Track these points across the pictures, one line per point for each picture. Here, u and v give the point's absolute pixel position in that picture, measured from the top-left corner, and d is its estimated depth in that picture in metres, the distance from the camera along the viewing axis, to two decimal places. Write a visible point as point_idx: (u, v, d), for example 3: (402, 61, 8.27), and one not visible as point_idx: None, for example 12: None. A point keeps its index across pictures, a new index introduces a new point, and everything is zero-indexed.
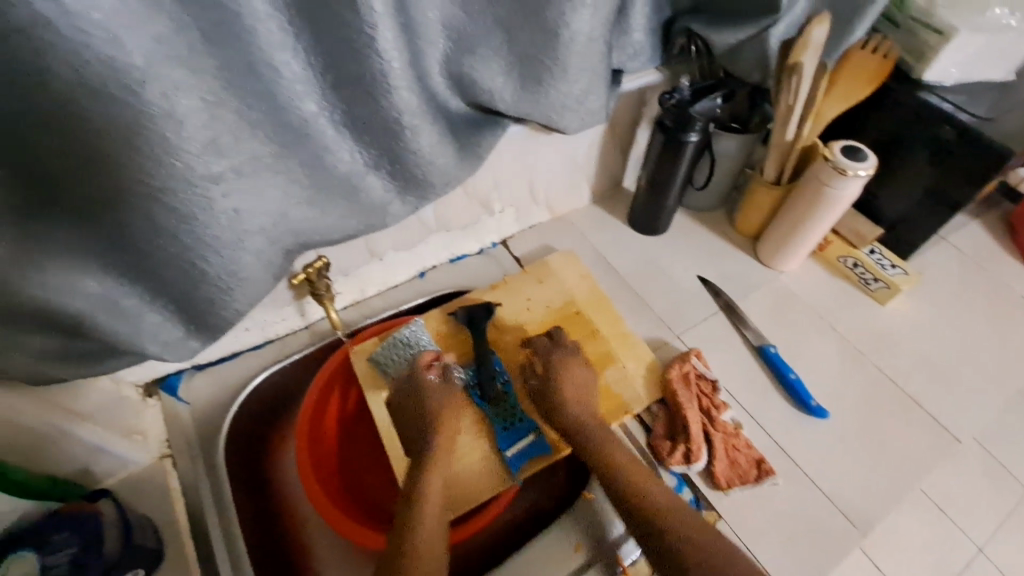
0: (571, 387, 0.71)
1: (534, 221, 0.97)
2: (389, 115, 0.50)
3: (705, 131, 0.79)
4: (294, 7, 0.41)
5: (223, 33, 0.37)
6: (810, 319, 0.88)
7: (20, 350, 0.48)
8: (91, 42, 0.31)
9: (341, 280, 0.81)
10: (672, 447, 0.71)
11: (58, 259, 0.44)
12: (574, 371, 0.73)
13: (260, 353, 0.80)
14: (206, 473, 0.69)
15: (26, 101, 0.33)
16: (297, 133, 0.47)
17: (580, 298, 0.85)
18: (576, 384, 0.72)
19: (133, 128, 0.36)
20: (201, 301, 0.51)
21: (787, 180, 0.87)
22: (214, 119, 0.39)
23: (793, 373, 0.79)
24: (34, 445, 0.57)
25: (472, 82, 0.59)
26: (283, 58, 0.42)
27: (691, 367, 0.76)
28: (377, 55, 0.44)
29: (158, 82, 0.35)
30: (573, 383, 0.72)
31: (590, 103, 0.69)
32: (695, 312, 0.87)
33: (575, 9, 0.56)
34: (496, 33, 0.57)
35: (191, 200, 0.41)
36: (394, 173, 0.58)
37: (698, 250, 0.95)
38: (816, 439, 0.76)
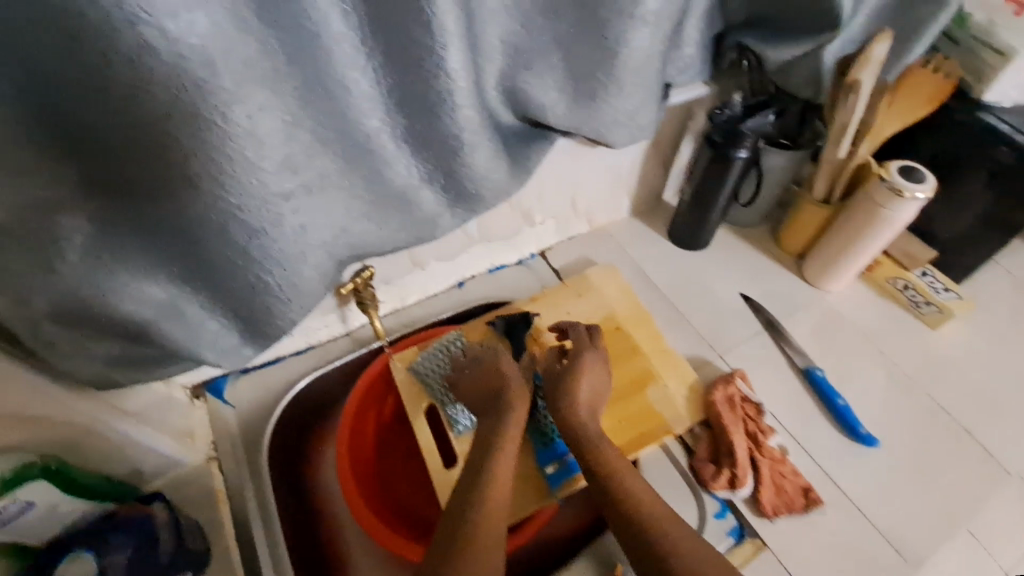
0: (591, 389, 0.68)
1: (572, 232, 0.96)
2: (450, 132, 0.50)
3: (755, 148, 0.78)
4: (370, 28, 0.41)
5: (304, 55, 0.38)
6: (857, 342, 0.86)
7: (89, 355, 0.49)
8: (187, 67, 0.32)
9: (383, 288, 0.82)
10: (716, 471, 0.70)
11: (130, 269, 0.45)
12: (595, 371, 0.70)
13: (303, 358, 0.81)
14: (252, 478, 0.72)
15: (122, 123, 0.35)
16: (363, 149, 0.47)
17: (620, 313, 0.84)
18: (597, 385, 0.69)
19: (217, 148, 0.36)
20: (260, 312, 0.52)
21: (838, 199, 0.84)
22: (290, 138, 0.40)
23: (841, 400, 0.77)
24: (89, 447, 0.58)
25: (527, 97, 0.59)
26: (353, 77, 0.43)
27: (736, 390, 0.74)
28: (444, 74, 0.44)
29: (244, 104, 0.35)
30: (593, 385, 0.69)
31: (641, 119, 0.67)
32: (738, 331, 0.85)
33: (633, 25, 0.55)
34: (553, 49, 0.56)
35: (264, 216, 0.42)
36: (448, 187, 0.57)
37: (740, 267, 0.93)
38: (864, 467, 0.74)
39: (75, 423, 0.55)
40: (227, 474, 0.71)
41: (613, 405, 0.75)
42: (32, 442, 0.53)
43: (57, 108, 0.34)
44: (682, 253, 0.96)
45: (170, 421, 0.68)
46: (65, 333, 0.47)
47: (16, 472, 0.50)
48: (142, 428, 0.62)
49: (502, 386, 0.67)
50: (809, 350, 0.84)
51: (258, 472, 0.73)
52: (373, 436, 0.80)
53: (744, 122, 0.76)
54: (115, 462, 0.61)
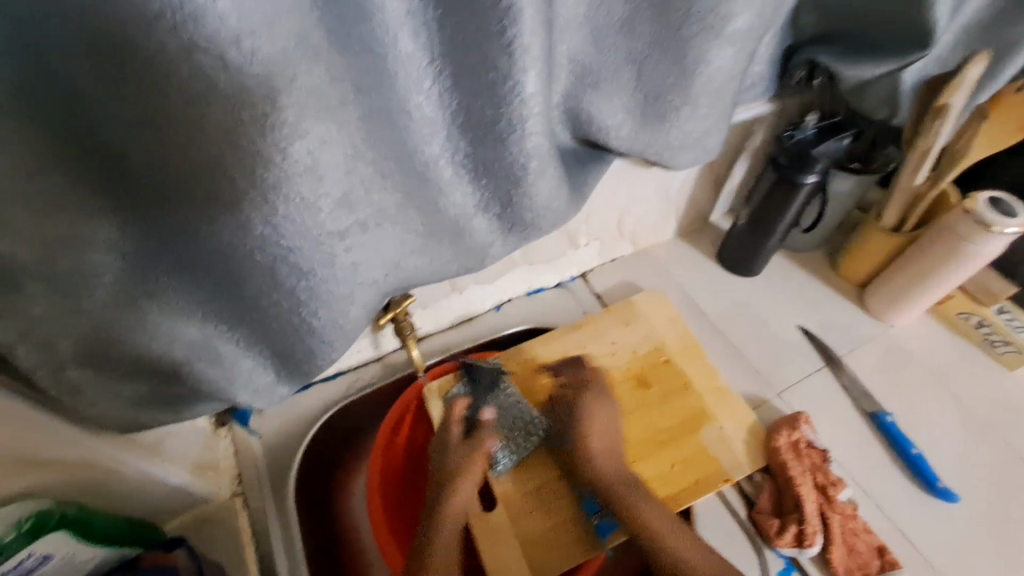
0: (603, 437, 0.68)
1: (616, 254, 0.90)
2: (516, 161, 0.45)
3: (825, 173, 0.72)
4: (442, 49, 0.37)
5: (369, 79, 0.34)
6: (925, 382, 0.79)
7: (115, 397, 0.45)
8: (250, 96, 0.28)
9: (418, 312, 0.77)
10: (782, 527, 0.64)
11: (164, 307, 0.40)
12: (602, 417, 0.69)
13: (333, 383, 0.76)
14: (279, 517, 0.66)
15: (171, 157, 0.31)
16: (420, 177, 0.43)
17: (671, 346, 0.78)
18: (607, 432, 0.69)
19: (272, 185, 0.32)
20: (300, 352, 0.47)
21: (909, 229, 0.78)
22: (350, 172, 0.35)
23: (915, 449, 0.72)
24: (105, 490, 0.53)
25: (591, 119, 0.53)
26: (416, 100, 0.38)
27: (801, 436, 0.69)
28: (518, 99, 0.39)
29: (305, 139, 0.31)
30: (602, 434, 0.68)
31: (710, 143, 0.61)
32: (796, 368, 0.80)
33: (715, 42, 0.50)
34: (625, 67, 0.51)
35: (316, 256, 0.38)
36: (504, 217, 0.51)
37: (796, 296, 0.87)
38: (938, 524, 0.68)
39: (96, 463, 0.50)
40: (253, 510, 0.66)
41: (663, 449, 0.69)
42: (50, 487, 0.49)
43: (102, 138, 0.31)
44: (732, 279, 0.90)
45: (193, 453, 0.62)
46: (90, 375, 0.42)
47: (35, 519, 0.46)
48: (167, 465, 0.57)
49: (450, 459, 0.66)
50: (874, 389, 0.78)
51: (285, 510, 0.67)
52: (401, 467, 0.74)
53: (815, 146, 0.70)
54: (137, 501, 0.57)
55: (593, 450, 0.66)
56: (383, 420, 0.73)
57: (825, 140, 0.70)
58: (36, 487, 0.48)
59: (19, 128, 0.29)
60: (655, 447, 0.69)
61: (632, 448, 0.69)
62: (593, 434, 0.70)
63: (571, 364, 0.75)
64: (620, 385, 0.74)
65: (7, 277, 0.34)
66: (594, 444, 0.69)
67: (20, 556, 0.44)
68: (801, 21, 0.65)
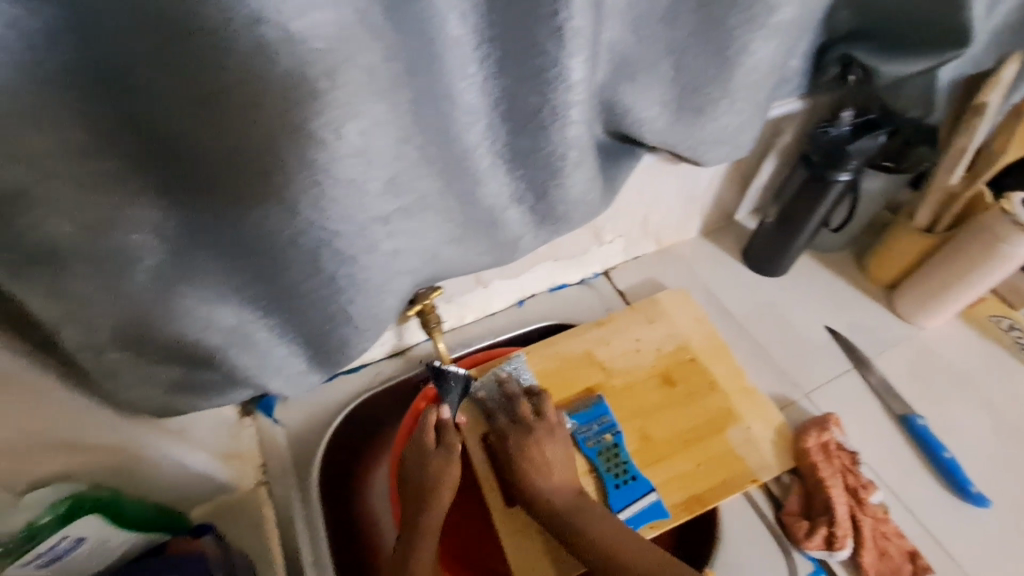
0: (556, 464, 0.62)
1: (639, 252, 0.89)
2: (555, 151, 0.44)
3: (859, 171, 0.70)
4: (491, 33, 0.36)
5: (419, 62, 0.34)
6: (955, 385, 0.78)
7: (149, 382, 0.45)
8: (309, 74, 0.28)
9: (442, 306, 0.77)
10: (810, 529, 0.63)
11: (202, 291, 0.40)
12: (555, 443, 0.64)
13: (356, 376, 0.75)
14: (303, 508, 0.66)
15: (223, 137, 0.31)
16: (459, 167, 0.42)
17: (696, 344, 0.77)
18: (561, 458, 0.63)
19: (321, 166, 0.32)
20: (333, 340, 0.46)
21: (943, 229, 0.77)
22: (399, 157, 0.36)
23: (947, 453, 0.70)
24: (135, 476, 0.53)
25: (625, 111, 0.52)
26: (460, 87, 0.38)
27: (831, 438, 0.68)
28: (562, 87, 0.39)
29: (359, 121, 0.31)
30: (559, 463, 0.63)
31: (743, 138, 0.60)
32: (824, 369, 0.79)
33: (758, 33, 0.49)
34: (664, 58, 0.50)
35: (360, 242, 0.38)
36: (537, 209, 0.51)
37: (823, 297, 0.86)
38: (970, 529, 0.67)
39: (127, 447, 0.50)
40: (277, 499, 0.67)
41: (688, 448, 0.68)
42: (84, 471, 0.49)
43: (154, 120, 0.31)
44: (758, 279, 0.88)
45: (221, 441, 0.61)
46: (128, 358, 0.42)
47: (68, 503, 0.47)
48: (196, 452, 0.57)
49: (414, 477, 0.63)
50: (903, 392, 0.77)
51: (309, 501, 0.67)
52: None
53: (850, 142, 0.68)
54: (164, 488, 0.58)
55: (539, 477, 0.61)
56: (406, 415, 0.72)
57: (861, 136, 0.68)
58: (73, 468, 0.48)
59: (74, 106, 0.29)
60: (680, 446, 0.68)
61: (657, 447, 0.68)
62: (618, 431, 0.69)
63: (595, 360, 0.75)
64: (645, 382, 0.73)
65: (53, 257, 0.33)
66: (619, 441, 0.68)
67: (52, 539, 0.45)
68: (835, 18, 0.62)
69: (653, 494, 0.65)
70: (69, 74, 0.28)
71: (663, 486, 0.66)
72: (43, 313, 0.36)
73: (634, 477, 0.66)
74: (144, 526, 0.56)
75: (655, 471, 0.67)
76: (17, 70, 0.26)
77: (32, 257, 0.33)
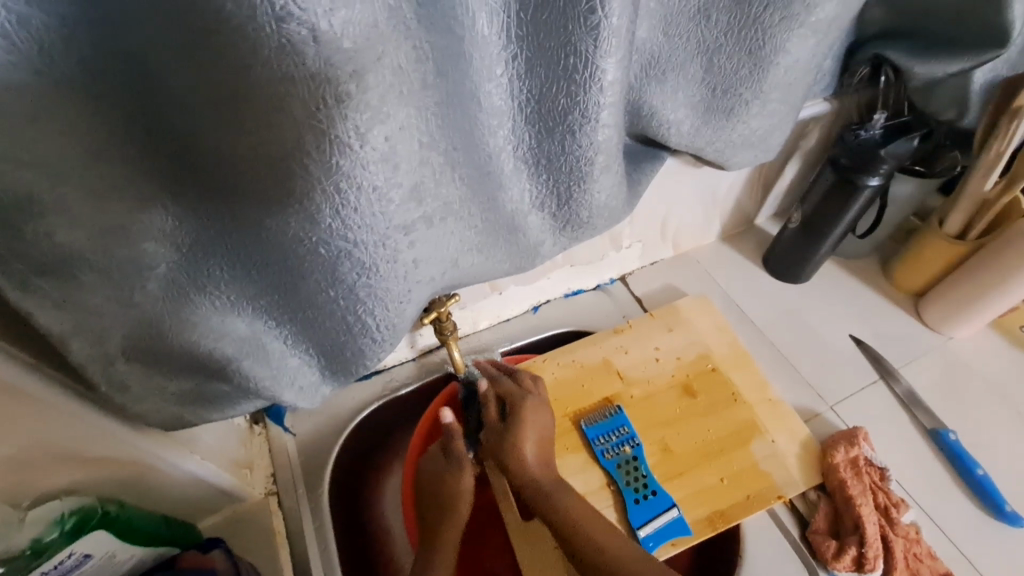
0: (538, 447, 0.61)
1: (656, 257, 0.87)
2: (582, 156, 0.42)
3: (889, 176, 0.68)
4: (520, 31, 0.35)
5: (449, 62, 0.32)
6: (986, 397, 0.75)
7: (160, 394, 0.43)
8: (336, 76, 0.26)
9: (457, 312, 0.75)
10: (839, 548, 0.61)
11: (216, 301, 0.38)
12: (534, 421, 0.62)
13: (367, 384, 0.73)
14: (314, 518, 0.65)
15: (239, 139, 0.29)
16: (482, 173, 0.40)
17: (718, 353, 0.74)
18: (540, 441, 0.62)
19: (344, 172, 0.30)
20: (349, 352, 0.44)
21: (974, 237, 0.73)
22: (423, 163, 0.34)
23: (980, 469, 0.68)
24: (143, 488, 0.52)
25: (652, 113, 0.50)
26: (487, 89, 0.36)
27: (860, 452, 0.66)
28: (594, 89, 0.37)
29: (385, 124, 0.29)
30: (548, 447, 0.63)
31: (771, 141, 0.58)
32: (849, 379, 0.76)
33: (795, 32, 0.47)
34: (694, 59, 0.48)
35: (381, 252, 0.36)
36: (559, 216, 0.48)
37: (847, 305, 0.84)
38: (1007, 550, 0.64)
39: (135, 460, 0.48)
40: (287, 510, 0.65)
41: (711, 462, 0.66)
42: (91, 485, 0.48)
43: (169, 119, 0.30)
44: (780, 286, 0.86)
45: (230, 448, 0.61)
46: (138, 368, 0.40)
47: (76, 518, 0.45)
48: (207, 463, 0.56)
49: (442, 486, 0.62)
50: (932, 404, 0.75)
51: (320, 512, 0.65)
52: None
53: (882, 146, 0.66)
54: (173, 500, 0.56)
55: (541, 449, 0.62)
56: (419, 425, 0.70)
57: (894, 140, 0.66)
58: (77, 483, 0.47)
59: (85, 106, 0.28)
60: (702, 459, 0.66)
61: (677, 460, 0.66)
62: (638, 443, 0.67)
63: (612, 370, 0.72)
64: (664, 393, 0.71)
65: (64, 265, 0.32)
66: (638, 454, 0.66)
67: (61, 555, 0.43)
68: (867, 16, 0.60)
69: (675, 510, 0.63)
70: (79, 74, 0.26)
71: (685, 500, 0.64)
72: (53, 325, 0.34)
73: (654, 492, 0.64)
74: (151, 538, 0.54)
75: (677, 485, 0.64)
76: (31, 68, 0.25)
77: (41, 267, 0.31)
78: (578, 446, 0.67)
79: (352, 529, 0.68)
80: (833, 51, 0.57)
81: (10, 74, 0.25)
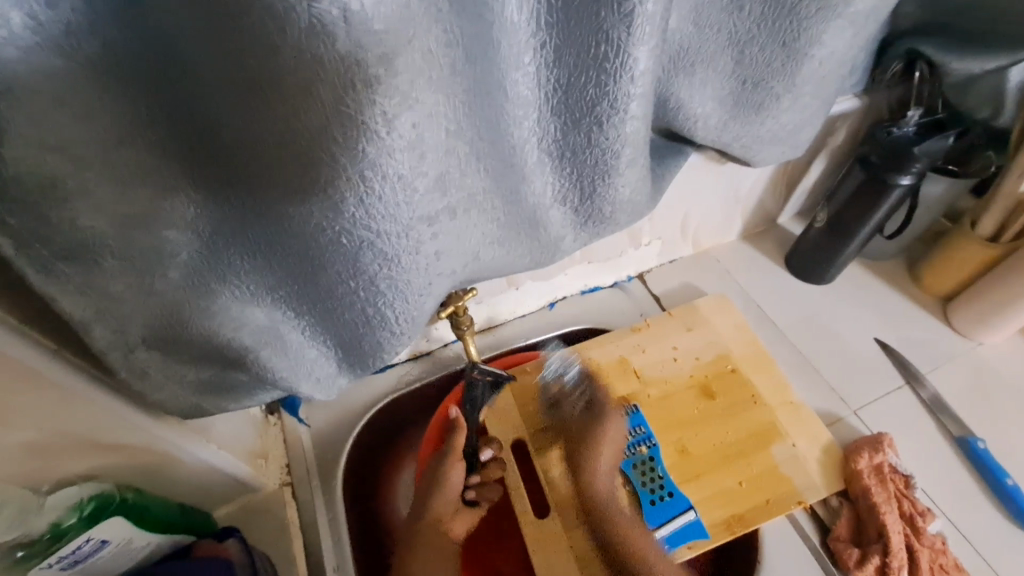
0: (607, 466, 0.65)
1: (675, 255, 0.85)
2: (609, 149, 0.41)
3: (921, 175, 0.65)
4: (551, 18, 0.33)
5: (481, 48, 0.31)
6: (1016, 406, 0.73)
7: (180, 382, 0.43)
8: (364, 59, 0.25)
9: (473, 307, 0.74)
10: (861, 557, 0.59)
11: (236, 289, 0.38)
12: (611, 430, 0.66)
13: (381, 377, 0.73)
14: (327, 510, 0.65)
15: (264, 124, 0.29)
16: (506, 165, 0.39)
17: (737, 353, 0.73)
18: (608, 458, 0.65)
19: (369, 159, 0.29)
20: (367, 344, 0.44)
21: (1009, 239, 0.70)
22: (448, 152, 0.34)
23: (1010, 479, 0.66)
24: (160, 476, 0.52)
25: (679, 106, 0.48)
26: (515, 78, 0.35)
27: (884, 459, 0.64)
28: (624, 79, 0.36)
29: (412, 111, 0.29)
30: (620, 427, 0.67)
31: (801, 138, 0.56)
32: (873, 384, 0.74)
33: (832, 23, 0.46)
34: (726, 50, 0.46)
35: (403, 243, 0.35)
36: (581, 210, 0.47)
37: (872, 308, 0.81)
38: None
39: (155, 448, 0.48)
40: (301, 502, 0.65)
41: (729, 465, 0.65)
42: (111, 471, 0.48)
43: (191, 104, 0.29)
44: (802, 287, 0.84)
45: (246, 439, 0.61)
46: (158, 357, 0.40)
47: (93, 504, 0.46)
48: (223, 453, 0.56)
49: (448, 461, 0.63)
50: (959, 411, 0.72)
51: (332, 504, 0.65)
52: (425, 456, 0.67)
53: (916, 144, 0.64)
54: (189, 490, 0.56)
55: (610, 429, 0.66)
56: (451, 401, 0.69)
57: (929, 138, 0.64)
58: (98, 469, 0.47)
59: (112, 87, 0.27)
60: (719, 462, 0.65)
61: (695, 462, 0.65)
62: (654, 444, 0.66)
63: (627, 369, 0.71)
64: (683, 395, 0.69)
65: (86, 251, 0.32)
66: (655, 454, 0.65)
67: (77, 540, 0.43)
68: (903, 9, 0.58)
69: (691, 512, 0.62)
70: (104, 57, 0.26)
71: (702, 503, 0.62)
72: (74, 311, 0.34)
73: (671, 493, 0.63)
74: (168, 526, 0.54)
75: (693, 488, 0.63)
76: (57, 50, 0.25)
77: (63, 253, 0.31)
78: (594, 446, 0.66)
79: (367, 536, 0.66)
80: (868, 45, 0.55)
81: (37, 55, 0.24)
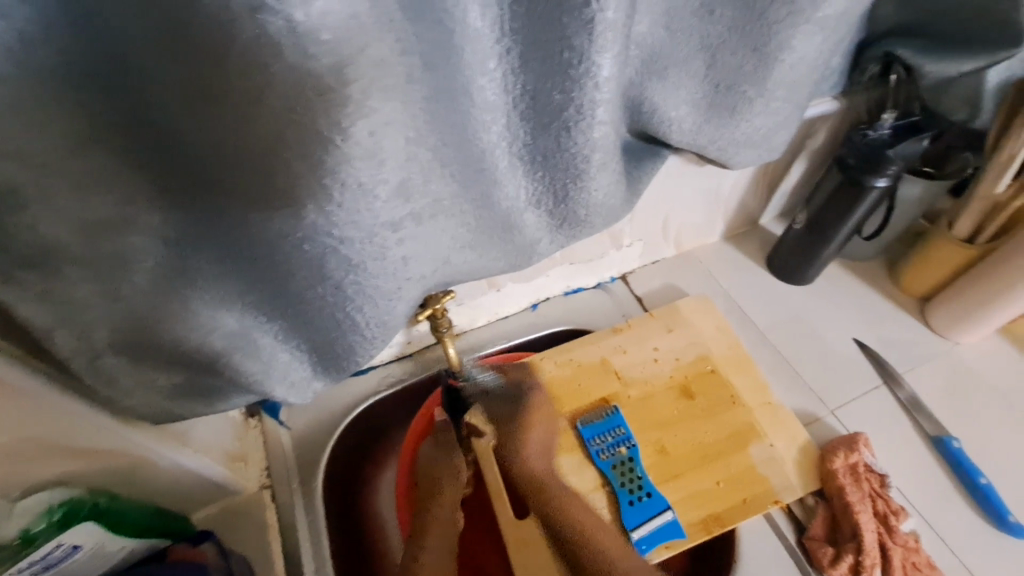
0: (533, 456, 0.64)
1: (658, 256, 0.86)
2: (578, 153, 0.41)
3: (898, 177, 0.66)
4: (514, 24, 0.34)
5: (441, 55, 0.32)
6: (992, 405, 0.74)
7: (150, 387, 0.43)
8: (317, 69, 0.26)
9: (454, 308, 0.75)
10: (836, 556, 0.60)
11: (205, 294, 0.37)
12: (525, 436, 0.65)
13: (363, 379, 0.73)
14: (307, 513, 0.64)
15: (221, 131, 0.29)
16: (475, 170, 0.39)
17: (717, 354, 0.73)
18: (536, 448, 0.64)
19: (327, 167, 0.29)
20: (340, 348, 0.43)
21: (985, 240, 0.71)
22: (411, 159, 0.34)
23: (984, 478, 0.67)
24: (137, 479, 0.52)
25: (653, 110, 0.48)
26: (480, 84, 0.35)
27: (860, 458, 0.65)
28: (587, 85, 0.36)
29: (369, 118, 0.29)
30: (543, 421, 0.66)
31: (775, 140, 0.56)
32: (852, 385, 0.75)
33: (801, 28, 0.46)
34: (697, 55, 0.46)
35: (368, 249, 0.35)
36: (555, 213, 0.47)
37: (853, 309, 0.82)
38: (1010, 562, 0.63)
39: (128, 453, 0.48)
40: (281, 504, 0.65)
41: (707, 465, 0.65)
42: (82, 476, 0.48)
43: (148, 113, 0.29)
44: (784, 288, 0.85)
45: (225, 443, 0.61)
46: (126, 362, 0.40)
47: (64, 509, 0.46)
48: (201, 457, 0.56)
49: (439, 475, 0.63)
50: (936, 410, 0.73)
51: (312, 507, 0.65)
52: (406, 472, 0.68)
53: (892, 147, 0.64)
54: (166, 494, 0.56)
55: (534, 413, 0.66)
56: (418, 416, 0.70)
57: (904, 140, 0.64)
58: (70, 475, 0.47)
59: (66, 97, 0.27)
60: (698, 463, 0.65)
61: (674, 462, 0.65)
62: (633, 445, 0.66)
63: (608, 370, 0.72)
64: (662, 396, 0.70)
65: (47, 257, 0.32)
66: (634, 455, 0.65)
67: (48, 545, 0.44)
68: (878, 12, 0.58)
69: (669, 512, 0.62)
70: (59, 66, 0.26)
71: (679, 503, 0.63)
72: (36, 318, 0.34)
73: (649, 494, 0.63)
74: (143, 530, 0.55)
75: (670, 488, 0.64)
76: (10, 60, 0.24)
77: (22, 260, 0.31)
78: (573, 447, 0.66)
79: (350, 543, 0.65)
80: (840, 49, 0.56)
81: None
